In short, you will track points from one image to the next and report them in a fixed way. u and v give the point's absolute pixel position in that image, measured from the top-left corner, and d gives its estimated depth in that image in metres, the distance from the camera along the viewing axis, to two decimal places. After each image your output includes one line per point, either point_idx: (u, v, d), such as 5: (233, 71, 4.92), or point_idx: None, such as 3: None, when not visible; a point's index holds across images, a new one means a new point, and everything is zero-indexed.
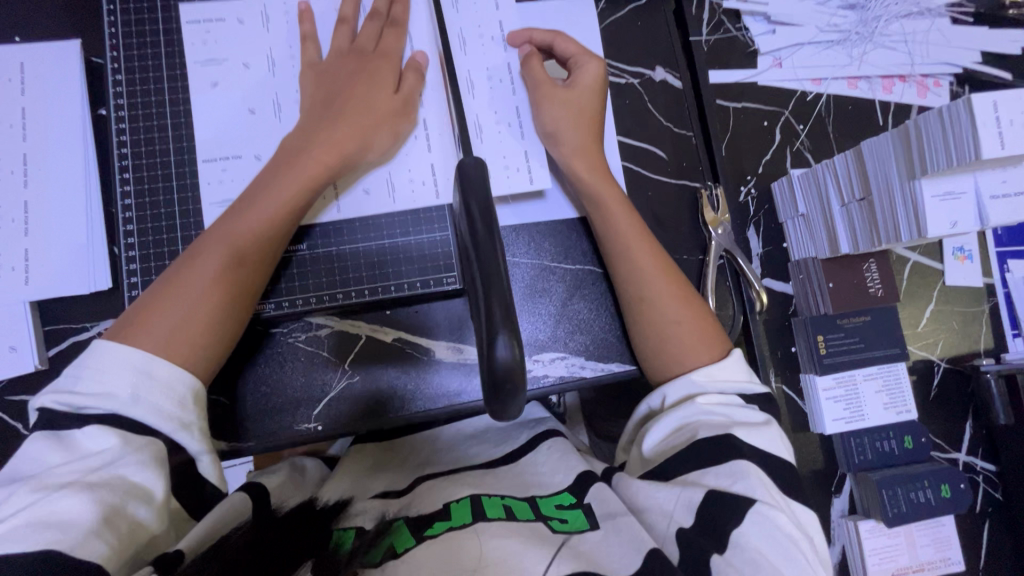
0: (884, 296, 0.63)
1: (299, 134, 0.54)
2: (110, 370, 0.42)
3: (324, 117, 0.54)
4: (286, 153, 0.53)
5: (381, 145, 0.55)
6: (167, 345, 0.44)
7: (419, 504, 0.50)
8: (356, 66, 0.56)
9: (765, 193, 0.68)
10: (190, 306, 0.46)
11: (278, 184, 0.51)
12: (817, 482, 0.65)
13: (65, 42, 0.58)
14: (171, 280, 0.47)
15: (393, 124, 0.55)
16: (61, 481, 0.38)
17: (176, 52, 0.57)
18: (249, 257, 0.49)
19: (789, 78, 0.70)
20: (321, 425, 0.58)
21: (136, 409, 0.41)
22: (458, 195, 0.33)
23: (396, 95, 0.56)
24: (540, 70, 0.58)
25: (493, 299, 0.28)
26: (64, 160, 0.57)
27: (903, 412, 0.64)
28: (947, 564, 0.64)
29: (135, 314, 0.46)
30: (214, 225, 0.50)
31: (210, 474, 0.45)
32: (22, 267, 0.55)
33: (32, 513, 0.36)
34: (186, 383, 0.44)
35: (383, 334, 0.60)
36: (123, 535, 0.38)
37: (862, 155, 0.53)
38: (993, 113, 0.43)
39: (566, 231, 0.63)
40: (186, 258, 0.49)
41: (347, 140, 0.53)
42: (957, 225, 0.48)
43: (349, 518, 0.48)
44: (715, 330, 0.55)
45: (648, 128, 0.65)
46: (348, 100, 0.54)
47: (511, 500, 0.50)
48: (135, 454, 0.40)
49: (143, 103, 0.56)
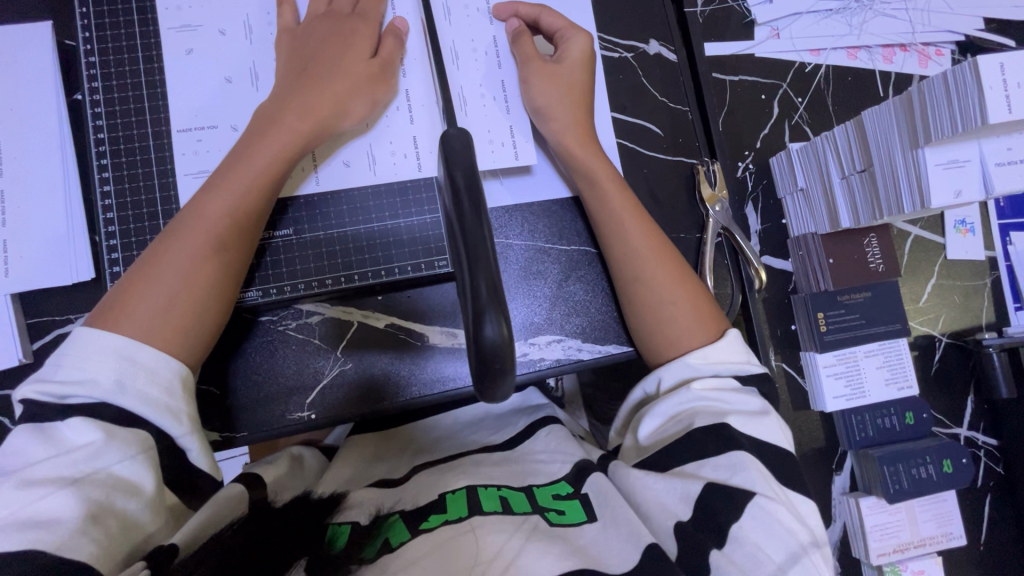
0: (885, 271, 0.62)
1: (272, 105, 0.52)
2: (89, 357, 0.41)
3: (300, 90, 0.52)
4: (259, 125, 0.51)
5: (360, 112, 0.53)
6: (151, 331, 0.43)
7: (416, 499, 0.49)
8: (328, 32, 0.54)
9: (763, 169, 0.67)
10: (172, 288, 0.45)
11: (253, 157, 0.49)
12: (817, 461, 0.64)
13: (36, 24, 0.56)
14: (150, 264, 0.46)
15: (371, 89, 0.53)
16: (46, 477, 0.37)
17: (152, 31, 0.54)
18: (231, 234, 0.48)
19: (787, 50, 0.68)
20: (315, 413, 0.57)
21: (120, 398, 0.41)
22: (442, 168, 0.31)
23: (372, 61, 0.54)
24: (530, 46, 0.57)
25: (480, 276, 0.27)
26: (38, 148, 0.55)
27: (905, 388, 0.63)
28: (949, 539, 0.63)
29: (114, 298, 0.45)
30: (191, 203, 0.48)
31: (203, 463, 0.44)
32: (1, 259, 0.54)
33: (19, 511, 0.35)
34: (173, 369, 0.43)
35: (375, 320, 0.59)
36: (111, 531, 0.37)
37: (863, 124, 0.51)
38: (1001, 75, 0.41)
39: (560, 212, 0.61)
40: (164, 239, 0.47)
41: (323, 109, 0.51)
42: (962, 194, 0.46)
43: (343, 507, 0.47)
44: (710, 309, 0.54)
45: (643, 103, 0.63)
46: (323, 69, 0.52)
47: (508, 490, 0.49)
48: (118, 445, 0.39)
49: (118, 86, 0.54)
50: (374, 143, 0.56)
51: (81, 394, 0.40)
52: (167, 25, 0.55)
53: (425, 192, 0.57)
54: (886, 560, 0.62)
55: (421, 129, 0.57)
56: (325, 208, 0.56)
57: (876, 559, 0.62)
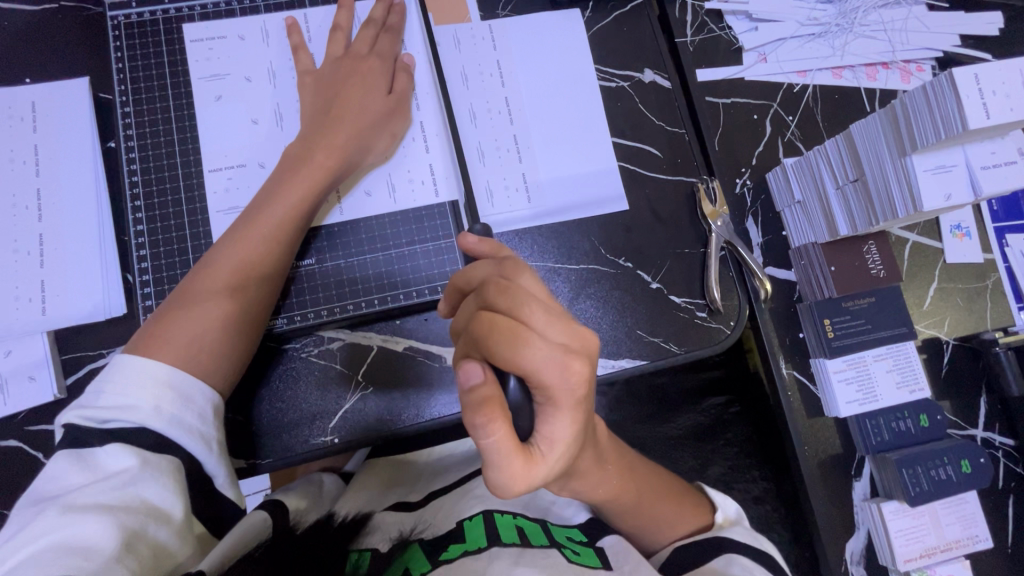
0: (886, 277, 0.64)
1: (301, 141, 0.55)
2: (129, 384, 0.43)
3: (323, 126, 0.56)
4: (289, 162, 0.54)
5: (381, 146, 0.58)
6: (183, 355, 0.46)
7: (434, 526, 0.51)
8: (348, 73, 0.58)
9: (761, 183, 0.69)
10: (205, 316, 0.48)
11: (284, 191, 0.52)
12: (835, 467, 0.64)
13: (74, 80, 0.61)
14: (188, 292, 0.49)
15: (390, 125, 0.58)
16: (84, 502, 0.38)
17: (182, 81, 0.59)
18: (260, 266, 0.51)
19: (774, 72, 0.72)
20: (337, 436, 0.58)
21: (161, 423, 0.42)
22: None
23: (389, 97, 0.58)
24: (504, 332, 0.36)
25: None
26: (75, 192, 0.59)
27: (916, 391, 0.64)
28: (975, 542, 0.63)
29: (153, 323, 0.48)
30: (225, 235, 0.52)
31: (227, 490, 0.46)
32: (40, 297, 0.57)
33: (53, 537, 0.36)
34: (205, 395, 0.45)
35: (394, 344, 0.60)
36: (143, 558, 0.37)
37: (852, 137, 0.54)
38: (976, 85, 0.44)
39: (567, 232, 0.64)
40: (199, 268, 0.50)
41: (347, 143, 0.55)
42: (952, 197, 0.49)
43: (363, 534, 0.48)
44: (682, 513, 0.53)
45: (640, 128, 0.67)
46: (346, 108, 0.57)
47: (522, 520, 0.51)
48: (152, 471, 0.41)
49: (151, 132, 0.58)
50: (392, 172, 0.60)
51: (122, 419, 0.42)
52: (196, 75, 0.59)
53: (438, 219, 0.60)
54: (913, 566, 0.62)
55: (435, 157, 0.60)
56: (345, 234, 0.58)
57: (903, 565, 0.62)
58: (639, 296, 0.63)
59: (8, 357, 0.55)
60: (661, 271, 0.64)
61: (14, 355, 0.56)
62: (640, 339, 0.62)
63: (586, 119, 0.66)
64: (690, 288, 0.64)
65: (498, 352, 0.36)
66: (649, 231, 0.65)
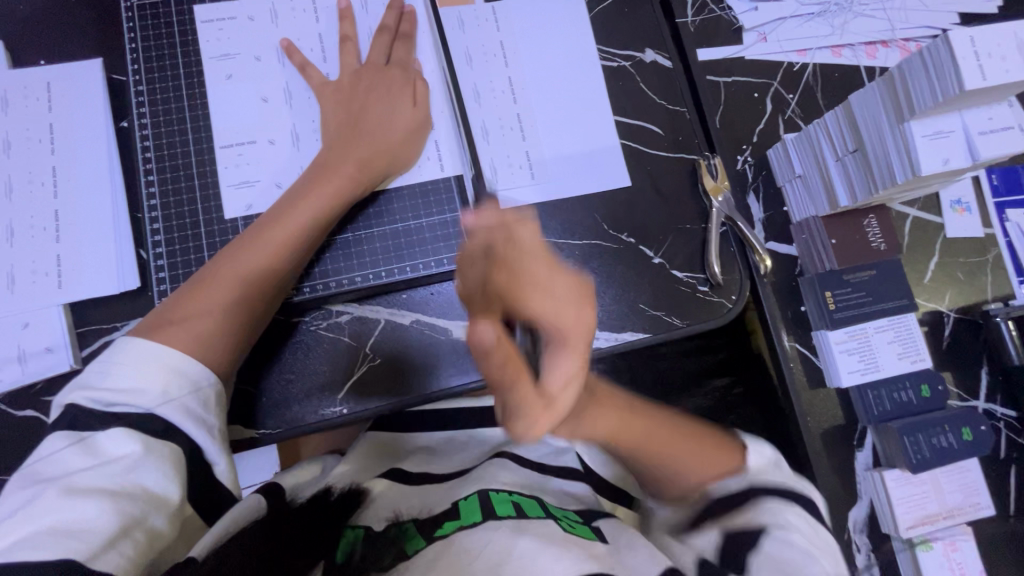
0: (886, 250, 0.64)
1: (331, 149, 0.57)
2: (142, 367, 0.44)
3: (354, 129, 0.58)
4: (323, 165, 0.56)
5: (403, 159, 0.60)
6: (197, 343, 0.47)
7: (428, 505, 0.52)
8: (370, 86, 0.60)
9: (762, 161, 0.70)
10: (227, 303, 0.50)
11: (310, 198, 0.54)
12: (838, 438, 0.65)
13: (89, 61, 0.62)
14: (205, 280, 0.50)
15: (414, 138, 0.60)
16: (85, 486, 0.39)
17: (193, 61, 0.60)
18: (276, 263, 0.53)
19: (774, 51, 0.72)
20: (346, 408, 0.59)
21: (169, 411, 0.43)
22: None
23: (414, 109, 0.60)
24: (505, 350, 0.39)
25: None
26: (90, 169, 0.60)
27: (917, 361, 0.65)
28: (978, 509, 0.64)
29: (179, 297, 0.50)
30: (257, 222, 0.54)
31: (227, 478, 0.46)
32: (56, 272, 0.58)
33: (52, 520, 0.37)
34: (212, 383, 0.47)
35: (401, 317, 0.61)
36: (139, 545, 0.39)
37: (851, 109, 0.55)
38: (971, 47, 0.45)
39: (570, 209, 0.65)
40: (227, 252, 0.52)
41: (375, 157, 0.57)
42: (950, 162, 0.49)
43: (360, 511, 0.50)
44: (709, 450, 0.48)
45: (642, 106, 0.68)
46: (370, 120, 0.58)
47: (519, 497, 0.52)
48: (154, 458, 0.42)
49: (164, 110, 0.59)
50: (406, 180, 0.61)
51: (129, 405, 0.43)
52: (207, 54, 0.60)
53: (445, 195, 0.61)
54: (915, 533, 0.63)
55: (442, 134, 0.62)
56: (355, 209, 0.60)
57: (906, 532, 0.63)
58: (642, 272, 0.64)
59: (26, 329, 0.57)
60: (663, 247, 0.65)
61: (32, 327, 0.57)
62: (643, 313, 0.63)
63: (589, 97, 0.67)
64: (691, 262, 0.65)
65: (520, 290, 0.40)
66: (650, 207, 0.66)
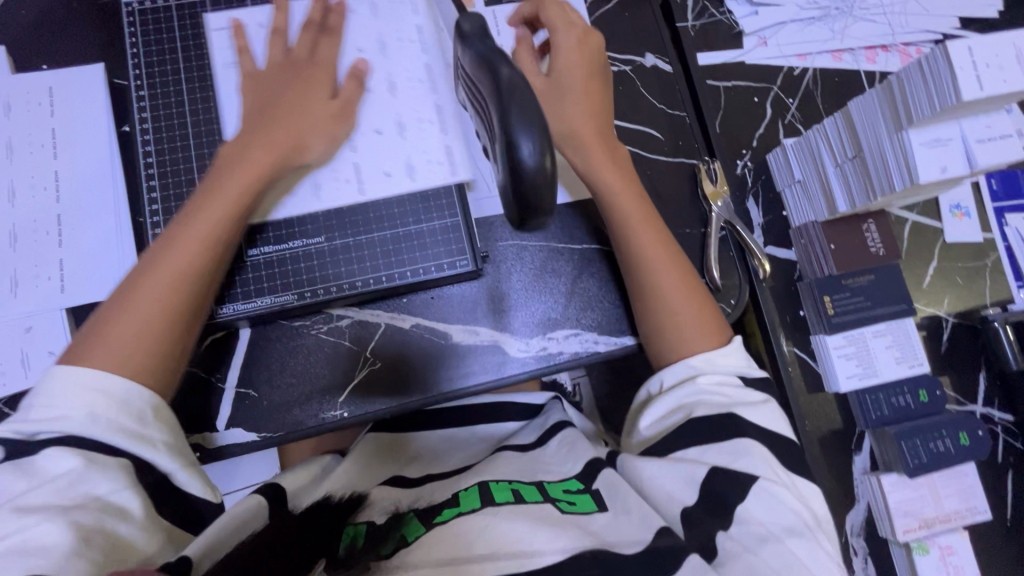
0: (885, 254, 0.65)
1: (237, 141, 0.54)
2: (65, 395, 0.43)
3: (271, 119, 0.55)
4: (226, 158, 0.54)
5: (320, 147, 0.57)
6: (121, 361, 0.45)
7: (430, 496, 0.53)
8: (286, 78, 0.58)
9: (761, 165, 0.71)
10: (148, 313, 0.47)
11: (225, 189, 0.52)
12: (835, 442, 0.66)
13: (90, 65, 0.62)
14: (128, 295, 0.48)
15: (334, 127, 0.58)
16: (36, 504, 0.39)
17: (194, 65, 0.60)
18: (203, 263, 0.50)
19: (774, 56, 0.73)
20: (346, 411, 0.59)
21: (96, 430, 0.42)
22: (488, 66, 0.38)
23: (331, 100, 0.58)
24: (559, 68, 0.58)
25: (513, 101, 0.35)
26: (92, 173, 0.60)
27: (915, 365, 0.65)
28: (974, 514, 0.64)
29: (98, 320, 0.47)
30: (168, 231, 0.51)
31: (194, 487, 0.46)
32: (58, 276, 0.58)
33: (12, 540, 0.37)
34: (145, 398, 0.45)
35: (401, 321, 0.62)
36: (106, 550, 0.39)
37: (850, 115, 0.55)
38: (970, 57, 0.45)
39: (570, 213, 0.65)
40: (142, 265, 0.50)
41: (282, 145, 0.54)
42: (948, 170, 0.50)
43: (362, 509, 0.51)
44: (712, 318, 0.57)
45: (642, 110, 0.68)
46: (284, 108, 0.56)
47: (519, 483, 0.51)
48: (97, 468, 0.41)
49: (165, 114, 0.59)
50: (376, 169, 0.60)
51: (51, 431, 0.42)
52: (209, 58, 0.61)
53: (445, 199, 0.61)
54: (912, 536, 0.63)
55: (412, 149, 0.60)
56: (354, 213, 0.60)
57: (903, 536, 0.63)
58: None
59: (29, 333, 0.57)
60: None
61: (34, 332, 0.57)
62: None
63: None
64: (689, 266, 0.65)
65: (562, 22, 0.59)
66: None
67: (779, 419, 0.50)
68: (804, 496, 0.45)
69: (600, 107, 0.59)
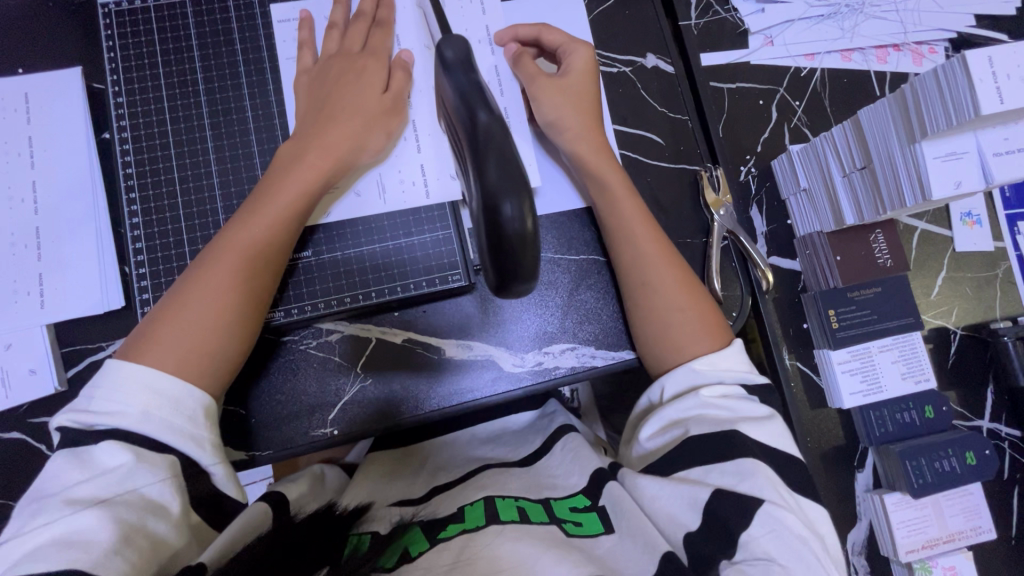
0: (892, 266, 0.64)
1: (297, 140, 0.54)
2: (124, 390, 0.43)
3: (330, 117, 0.54)
4: (286, 159, 0.53)
5: (377, 144, 0.56)
6: (180, 360, 0.45)
7: (434, 509, 0.50)
8: (340, 70, 0.56)
9: (765, 172, 0.69)
10: (207, 316, 0.47)
11: (281, 190, 0.51)
12: (839, 460, 0.66)
13: (67, 69, 0.60)
14: (182, 294, 0.48)
15: (387, 121, 0.56)
16: (86, 497, 0.39)
17: (174, 70, 0.58)
18: (259, 265, 0.50)
19: (781, 56, 0.70)
20: (337, 429, 0.58)
21: (150, 427, 0.42)
22: (465, 114, 0.39)
23: (384, 95, 0.56)
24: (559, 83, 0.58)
25: (490, 152, 0.36)
26: (71, 183, 0.58)
27: (921, 381, 0.65)
28: (978, 533, 0.65)
29: (152, 321, 0.47)
30: (225, 231, 0.51)
31: (229, 488, 0.45)
32: (38, 291, 0.57)
33: (57, 532, 0.37)
34: (198, 399, 0.45)
35: (393, 336, 0.60)
36: (144, 552, 0.38)
37: (860, 123, 0.53)
38: (990, 67, 0.43)
39: (567, 223, 0.63)
40: (194, 268, 0.49)
41: (345, 143, 0.54)
42: (962, 185, 0.48)
43: (366, 520, 0.48)
44: (716, 322, 0.55)
45: (643, 114, 0.65)
46: (338, 106, 0.55)
47: (525, 502, 0.48)
48: (146, 466, 0.41)
49: (145, 123, 0.57)
50: (384, 173, 0.58)
51: (113, 424, 0.42)
52: (190, 63, 0.58)
53: (436, 212, 0.59)
54: (915, 557, 0.64)
55: (427, 158, 0.59)
56: (344, 225, 0.58)
57: (905, 556, 0.64)
58: None
59: (9, 350, 0.56)
60: None
61: (14, 348, 0.56)
62: None
63: None
64: None
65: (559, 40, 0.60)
66: None
67: (787, 436, 0.47)
68: (811, 522, 0.42)
69: (593, 107, 0.59)
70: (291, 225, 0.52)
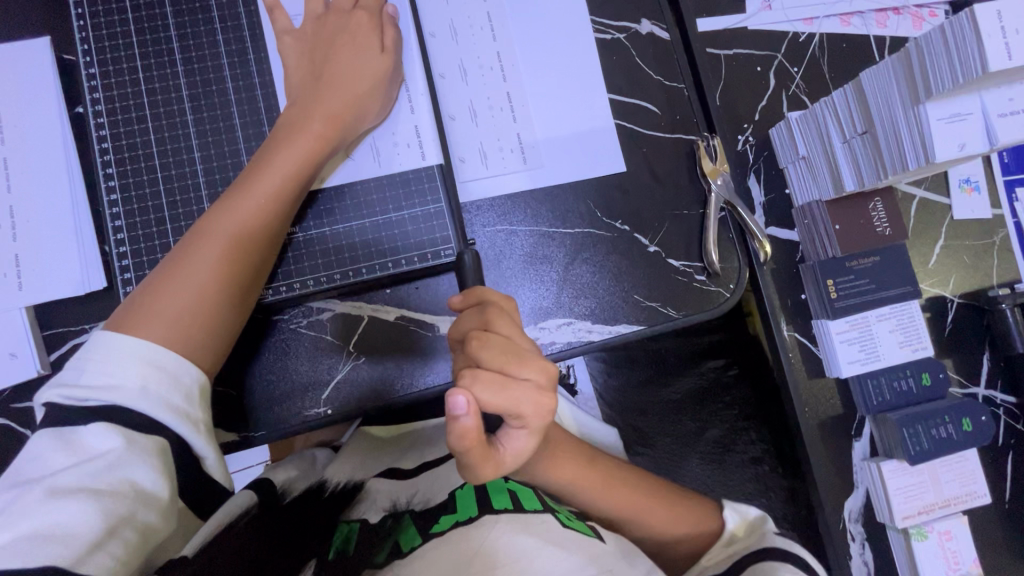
0: (892, 234, 0.64)
1: (293, 111, 0.53)
2: (120, 364, 0.41)
3: (326, 88, 0.54)
4: (284, 129, 0.52)
5: (376, 110, 0.56)
6: (176, 337, 0.43)
7: (427, 496, 0.48)
8: (329, 33, 0.56)
9: (764, 140, 0.68)
10: (201, 286, 0.46)
11: (278, 162, 0.50)
12: (836, 429, 0.68)
13: (34, 40, 0.57)
14: (176, 267, 0.46)
15: (382, 92, 0.56)
16: (70, 485, 0.36)
17: (148, 40, 0.55)
18: (258, 237, 0.49)
19: (779, 21, 0.68)
20: (330, 408, 0.56)
21: (146, 405, 0.40)
22: None
23: (382, 56, 0.56)
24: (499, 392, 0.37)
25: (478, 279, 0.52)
26: (43, 160, 0.56)
27: (918, 349, 0.66)
28: (973, 498, 0.67)
29: (144, 290, 0.45)
30: (221, 200, 0.49)
31: (217, 473, 0.44)
32: (14, 273, 0.55)
33: (35, 524, 0.34)
34: (194, 377, 0.43)
35: (387, 313, 0.59)
36: (129, 544, 0.36)
37: (862, 87, 0.53)
38: (998, 22, 0.43)
39: (562, 195, 0.61)
40: (189, 237, 0.48)
41: (344, 112, 0.53)
42: (966, 147, 0.48)
43: (357, 503, 0.47)
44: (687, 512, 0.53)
45: (639, 83, 0.63)
46: (336, 73, 0.54)
47: (516, 486, 0.49)
48: (136, 454, 0.39)
49: (120, 96, 0.54)
50: (377, 138, 0.58)
51: (106, 401, 0.40)
52: (165, 31, 0.55)
53: (425, 184, 0.57)
54: (911, 522, 0.66)
55: (422, 118, 0.58)
56: (335, 199, 0.56)
57: (901, 521, 0.66)
58: (636, 260, 0.61)
59: None
60: (660, 233, 0.62)
61: None
62: (638, 304, 0.60)
63: (580, 71, 0.62)
64: (688, 250, 0.62)
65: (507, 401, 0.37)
66: (648, 192, 0.62)
67: None
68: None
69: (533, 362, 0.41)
70: (290, 198, 0.51)
